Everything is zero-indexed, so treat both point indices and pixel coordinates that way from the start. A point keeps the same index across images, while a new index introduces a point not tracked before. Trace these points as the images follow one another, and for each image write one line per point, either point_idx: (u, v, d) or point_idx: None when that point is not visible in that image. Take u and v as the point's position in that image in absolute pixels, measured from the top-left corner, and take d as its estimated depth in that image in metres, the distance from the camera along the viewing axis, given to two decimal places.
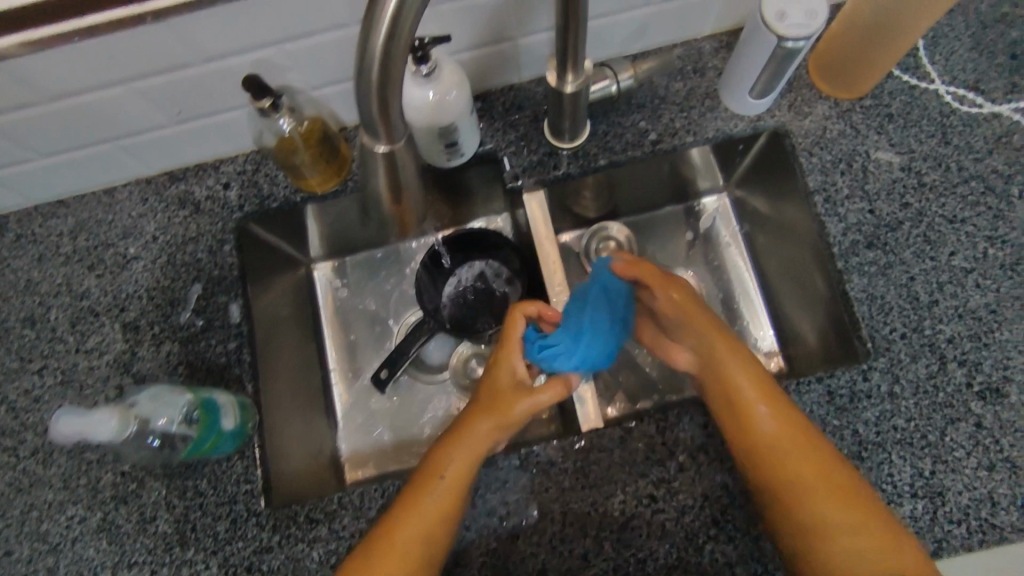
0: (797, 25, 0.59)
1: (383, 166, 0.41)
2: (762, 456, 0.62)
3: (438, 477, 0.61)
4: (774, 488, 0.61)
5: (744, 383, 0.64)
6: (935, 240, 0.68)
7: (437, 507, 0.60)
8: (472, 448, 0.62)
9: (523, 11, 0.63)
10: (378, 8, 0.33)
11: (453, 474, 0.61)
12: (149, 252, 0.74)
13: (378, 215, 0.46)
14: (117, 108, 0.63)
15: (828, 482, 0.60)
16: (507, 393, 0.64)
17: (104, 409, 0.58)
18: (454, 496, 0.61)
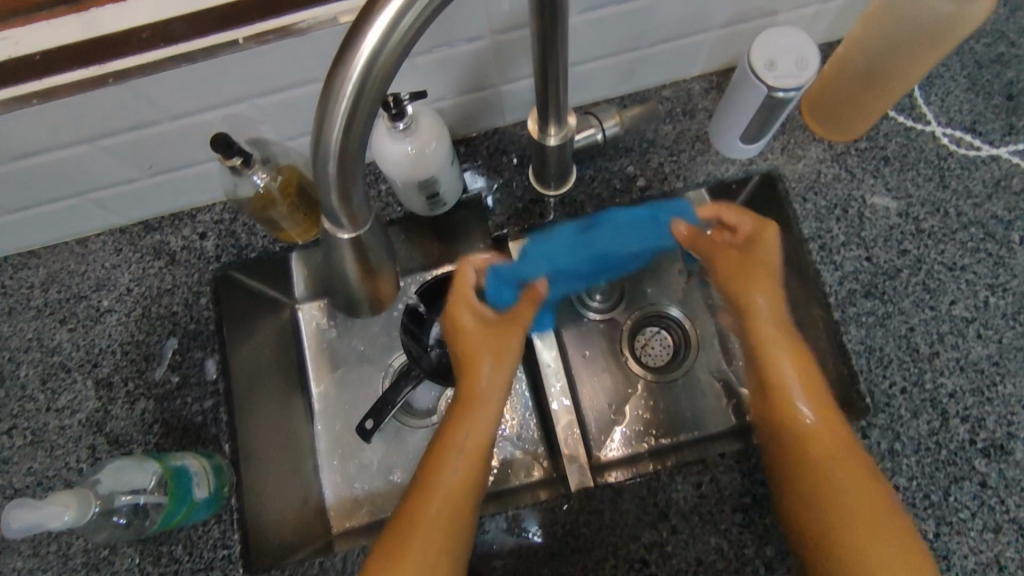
0: (787, 76, 0.57)
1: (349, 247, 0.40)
2: (806, 450, 0.57)
3: (442, 475, 0.55)
4: (806, 496, 0.56)
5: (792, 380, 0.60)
6: (934, 288, 0.65)
7: (449, 510, 0.54)
8: (473, 428, 0.57)
9: (504, 59, 0.61)
10: (331, 104, 0.32)
11: (459, 468, 0.55)
12: (123, 305, 0.71)
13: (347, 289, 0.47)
14: (86, 163, 0.61)
15: (859, 488, 0.55)
16: (489, 359, 0.58)
17: (62, 496, 0.53)
18: (464, 495, 0.55)
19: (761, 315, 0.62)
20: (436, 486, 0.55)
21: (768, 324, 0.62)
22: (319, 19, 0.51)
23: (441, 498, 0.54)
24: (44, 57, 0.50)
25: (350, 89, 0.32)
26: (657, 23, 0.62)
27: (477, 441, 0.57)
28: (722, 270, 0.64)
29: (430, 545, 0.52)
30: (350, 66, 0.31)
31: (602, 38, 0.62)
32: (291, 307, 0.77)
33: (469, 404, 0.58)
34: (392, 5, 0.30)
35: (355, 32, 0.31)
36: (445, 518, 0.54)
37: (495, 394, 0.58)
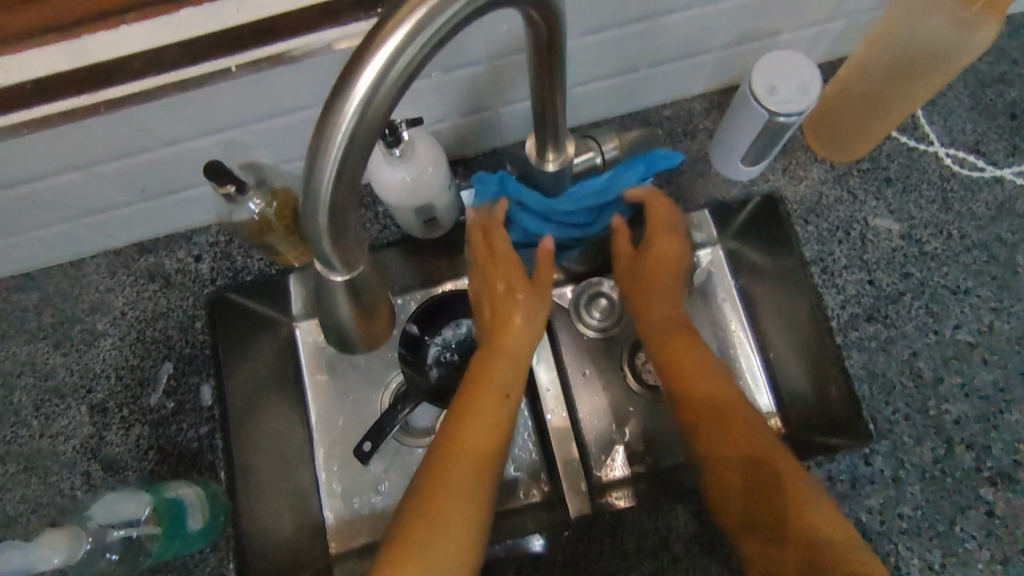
0: (788, 101, 0.56)
1: (344, 293, 0.39)
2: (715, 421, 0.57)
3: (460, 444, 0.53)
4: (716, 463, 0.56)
5: (693, 356, 0.60)
6: (938, 312, 0.65)
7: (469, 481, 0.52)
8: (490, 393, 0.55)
9: (502, 82, 0.61)
10: (321, 153, 0.31)
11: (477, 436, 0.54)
12: (118, 329, 0.71)
13: (337, 332, 0.44)
14: (79, 189, 0.61)
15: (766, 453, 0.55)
16: (513, 326, 0.57)
17: (49, 536, 0.53)
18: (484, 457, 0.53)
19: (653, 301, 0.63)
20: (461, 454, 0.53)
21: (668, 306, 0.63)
22: (311, 47, 0.51)
23: (464, 465, 0.52)
24: (33, 86, 0.49)
25: (341, 136, 0.31)
26: (657, 46, 0.61)
27: (501, 407, 0.55)
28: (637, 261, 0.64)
29: (456, 513, 0.50)
30: (340, 114, 0.30)
31: (601, 61, 0.61)
32: (288, 325, 0.73)
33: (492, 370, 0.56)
34: (383, 50, 0.30)
35: (344, 79, 0.30)
36: (469, 485, 0.52)
37: (517, 359, 0.57)
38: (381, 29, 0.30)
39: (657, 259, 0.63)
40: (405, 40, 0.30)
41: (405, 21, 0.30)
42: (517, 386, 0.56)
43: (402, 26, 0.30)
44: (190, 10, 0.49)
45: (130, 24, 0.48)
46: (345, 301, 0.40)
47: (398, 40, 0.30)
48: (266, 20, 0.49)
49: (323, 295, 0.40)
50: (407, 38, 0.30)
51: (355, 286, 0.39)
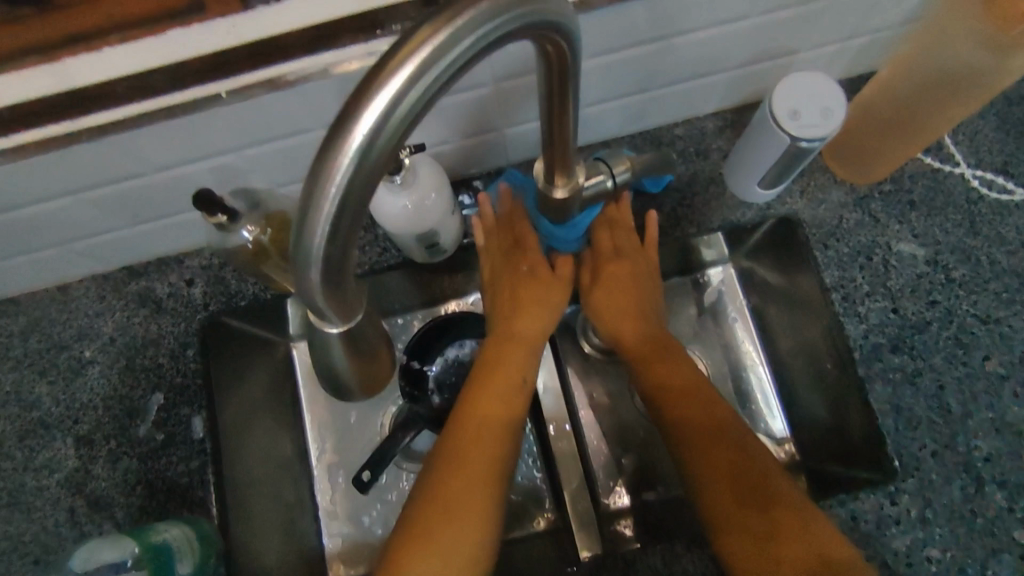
0: (811, 126, 0.54)
1: (339, 345, 0.35)
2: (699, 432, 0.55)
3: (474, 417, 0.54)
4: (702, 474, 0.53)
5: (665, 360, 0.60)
6: (967, 342, 0.61)
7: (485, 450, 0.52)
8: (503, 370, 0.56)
9: (509, 104, 0.58)
10: (314, 204, 0.28)
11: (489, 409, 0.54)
12: (106, 356, 0.68)
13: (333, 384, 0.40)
14: (65, 215, 0.58)
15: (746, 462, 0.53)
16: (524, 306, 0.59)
17: None
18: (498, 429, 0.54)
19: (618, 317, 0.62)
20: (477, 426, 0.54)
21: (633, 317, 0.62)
22: (306, 71, 0.48)
23: (480, 431, 0.53)
24: (12, 112, 0.46)
25: (337, 188, 0.28)
26: (672, 66, 0.58)
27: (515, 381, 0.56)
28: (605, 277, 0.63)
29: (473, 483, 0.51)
30: (335, 163, 0.28)
31: (613, 81, 0.58)
32: (285, 346, 0.72)
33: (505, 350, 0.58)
34: (384, 94, 0.27)
35: (341, 124, 0.28)
36: (486, 455, 0.52)
37: (528, 341, 0.59)
38: (381, 69, 0.28)
39: (625, 266, 0.62)
40: (408, 82, 0.27)
41: (408, 61, 0.27)
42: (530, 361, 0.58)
43: (406, 66, 0.27)
44: (176, 31, 0.45)
45: (113, 48, 0.45)
46: (342, 353, 0.36)
47: (401, 82, 0.27)
48: (260, 43, 0.46)
49: (317, 347, 0.36)
50: (411, 80, 0.28)
51: (352, 336, 0.35)
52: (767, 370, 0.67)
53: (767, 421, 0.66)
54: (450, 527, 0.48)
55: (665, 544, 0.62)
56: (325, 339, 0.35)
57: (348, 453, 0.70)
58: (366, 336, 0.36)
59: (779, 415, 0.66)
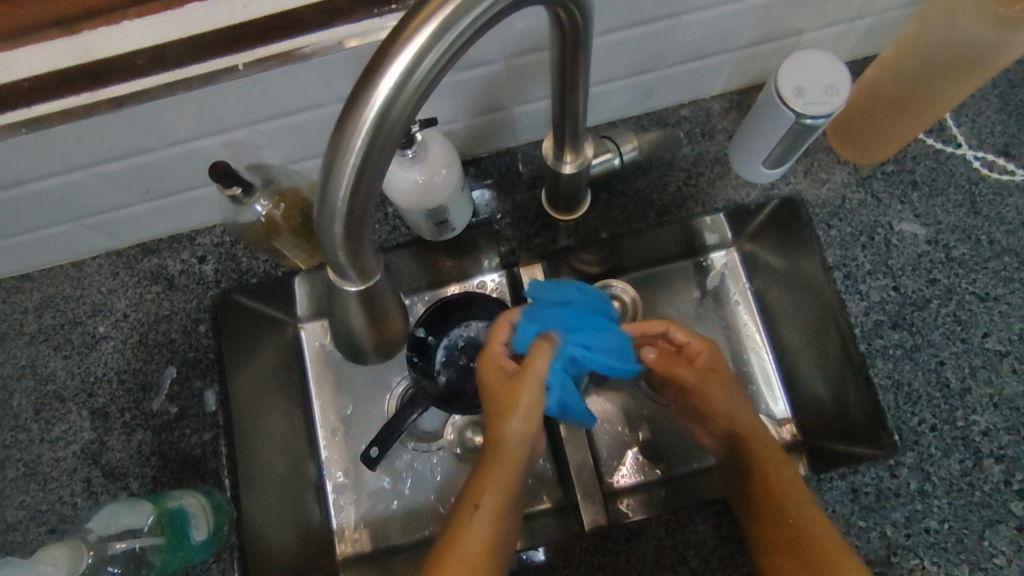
0: (816, 103, 0.55)
1: (357, 306, 0.37)
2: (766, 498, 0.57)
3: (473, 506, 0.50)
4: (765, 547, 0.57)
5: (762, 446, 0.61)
6: (966, 320, 0.63)
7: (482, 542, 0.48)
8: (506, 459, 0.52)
9: (518, 82, 0.59)
10: (338, 158, 0.29)
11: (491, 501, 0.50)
12: (120, 332, 0.69)
13: (349, 348, 0.41)
14: (81, 189, 0.59)
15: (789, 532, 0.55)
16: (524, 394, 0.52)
17: (48, 550, 0.52)
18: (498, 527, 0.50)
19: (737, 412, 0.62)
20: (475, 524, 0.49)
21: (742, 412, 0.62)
22: (321, 45, 0.49)
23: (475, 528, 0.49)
24: (33, 83, 0.48)
25: (360, 144, 0.29)
26: (679, 44, 0.59)
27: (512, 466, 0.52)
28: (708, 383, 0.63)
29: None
30: (359, 118, 0.29)
31: (621, 59, 0.59)
32: (294, 327, 0.73)
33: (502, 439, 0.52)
34: (407, 52, 0.28)
35: (365, 81, 0.29)
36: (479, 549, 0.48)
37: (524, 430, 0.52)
38: (404, 28, 0.29)
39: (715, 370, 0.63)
40: (431, 40, 0.29)
41: (429, 20, 0.28)
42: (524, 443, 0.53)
43: (428, 25, 0.28)
44: (193, 6, 0.47)
45: (132, 19, 0.47)
46: (359, 313, 0.37)
47: (424, 40, 0.28)
48: (274, 16, 0.47)
49: (335, 307, 0.37)
50: (433, 38, 0.29)
51: (371, 299, 0.37)
52: (771, 355, 0.69)
53: (769, 403, 0.67)
54: None
55: (670, 514, 0.61)
56: (343, 298, 0.36)
57: (357, 430, 0.72)
58: (383, 300, 0.38)
59: (782, 398, 0.67)
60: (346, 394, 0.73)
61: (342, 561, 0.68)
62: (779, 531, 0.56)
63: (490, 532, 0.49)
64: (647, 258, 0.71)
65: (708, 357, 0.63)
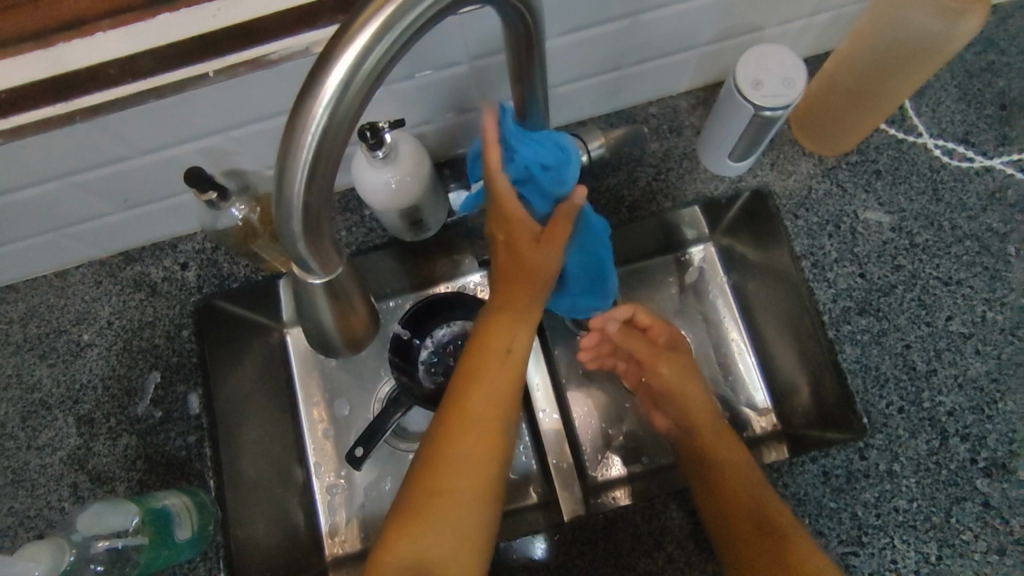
0: (774, 95, 0.56)
1: (325, 298, 0.37)
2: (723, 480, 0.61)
3: (494, 358, 0.54)
4: (730, 518, 0.59)
5: (711, 427, 0.65)
6: (930, 304, 0.64)
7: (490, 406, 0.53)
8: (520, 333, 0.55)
9: (485, 82, 0.60)
10: (291, 154, 0.31)
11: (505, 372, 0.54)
12: (104, 339, 0.70)
13: (322, 345, 0.42)
14: (62, 199, 0.61)
15: (754, 523, 0.58)
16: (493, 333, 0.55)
17: (32, 548, 0.54)
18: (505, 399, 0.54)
19: (697, 397, 0.66)
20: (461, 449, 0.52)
21: (698, 397, 0.66)
22: (289, 51, 0.50)
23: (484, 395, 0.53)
24: (13, 94, 0.49)
25: (311, 139, 0.30)
26: (642, 43, 0.60)
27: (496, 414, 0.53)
28: (666, 368, 0.67)
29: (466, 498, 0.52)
30: (309, 114, 0.30)
31: (586, 59, 0.61)
32: (280, 332, 0.75)
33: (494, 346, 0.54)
34: (352, 50, 0.30)
35: (313, 79, 0.30)
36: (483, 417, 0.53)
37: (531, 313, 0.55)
38: (350, 26, 0.30)
39: (675, 354, 0.68)
40: (374, 38, 0.30)
41: (372, 20, 0.30)
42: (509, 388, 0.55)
43: (371, 24, 0.30)
44: (165, 16, 0.49)
45: (106, 31, 0.49)
46: (326, 307, 0.38)
47: (366, 39, 0.30)
48: (245, 25, 0.49)
49: (303, 304, 0.38)
50: (376, 36, 0.30)
51: (337, 292, 0.38)
52: (752, 358, 0.71)
53: (750, 392, 0.70)
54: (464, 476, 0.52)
55: (647, 503, 0.62)
56: (310, 292, 0.37)
57: (341, 429, 0.73)
58: (349, 292, 0.38)
59: (761, 387, 0.70)
60: (338, 395, 0.74)
61: (330, 561, 0.69)
62: (750, 525, 0.58)
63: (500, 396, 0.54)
64: (622, 254, 0.73)
65: (668, 339, 0.68)
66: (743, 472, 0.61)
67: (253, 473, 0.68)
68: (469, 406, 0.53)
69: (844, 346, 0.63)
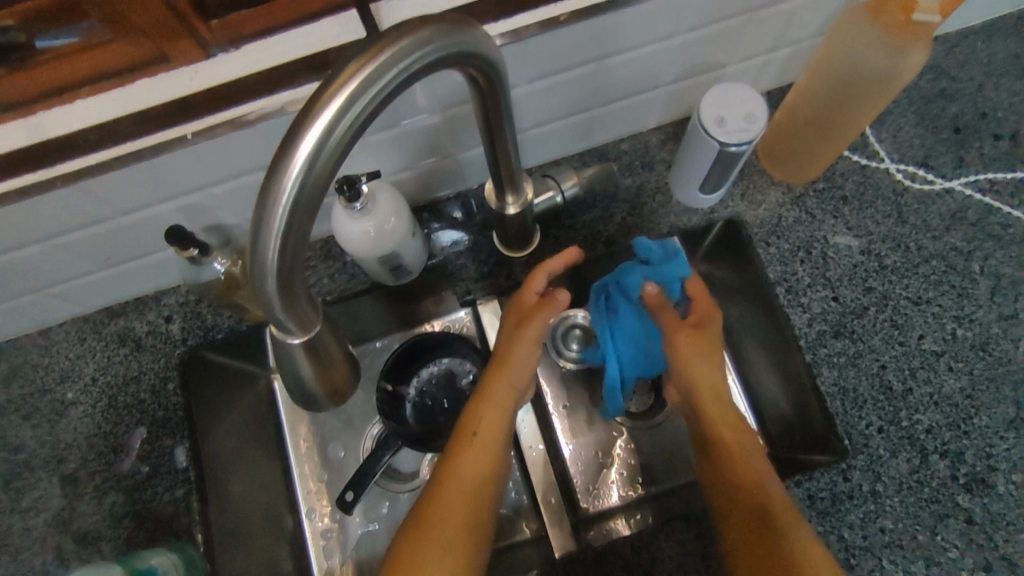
0: (736, 131, 0.59)
1: (305, 357, 0.38)
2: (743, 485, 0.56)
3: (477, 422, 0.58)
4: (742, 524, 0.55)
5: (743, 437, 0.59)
6: (902, 323, 0.66)
7: (473, 465, 0.56)
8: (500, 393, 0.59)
9: (459, 129, 0.62)
10: (264, 226, 0.32)
11: (487, 431, 0.57)
12: (89, 397, 0.70)
13: (306, 402, 0.41)
14: (46, 260, 0.62)
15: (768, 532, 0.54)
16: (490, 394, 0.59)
17: None
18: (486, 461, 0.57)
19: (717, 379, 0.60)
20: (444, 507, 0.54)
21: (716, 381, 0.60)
22: (264, 112, 0.52)
23: (473, 448, 0.57)
24: None
25: (282, 210, 0.31)
26: (608, 85, 0.63)
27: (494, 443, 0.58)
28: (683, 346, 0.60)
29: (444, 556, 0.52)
30: (280, 186, 0.31)
31: (555, 103, 0.63)
32: (266, 379, 0.72)
33: (481, 397, 0.59)
34: (319, 123, 0.31)
35: (283, 152, 0.31)
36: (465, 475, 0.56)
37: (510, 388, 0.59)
38: (317, 99, 0.32)
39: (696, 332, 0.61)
40: (340, 111, 0.31)
41: (337, 94, 0.31)
42: (504, 422, 0.58)
43: (337, 98, 0.31)
44: (143, 81, 0.50)
45: (85, 99, 0.50)
46: (306, 363, 0.38)
47: (333, 112, 0.31)
48: (220, 87, 0.50)
49: (281, 360, 0.38)
50: (343, 107, 0.31)
51: (318, 350, 0.38)
52: (736, 378, 0.66)
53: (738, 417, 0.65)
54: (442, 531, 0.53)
55: (636, 536, 0.65)
56: (289, 351, 0.37)
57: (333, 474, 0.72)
58: (328, 347, 0.38)
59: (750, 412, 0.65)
60: (330, 438, 0.71)
61: None
62: (756, 525, 0.54)
63: (481, 456, 0.57)
64: None
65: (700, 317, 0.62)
66: (762, 479, 0.57)
67: (243, 524, 0.68)
68: (468, 440, 0.57)
69: (820, 370, 0.65)
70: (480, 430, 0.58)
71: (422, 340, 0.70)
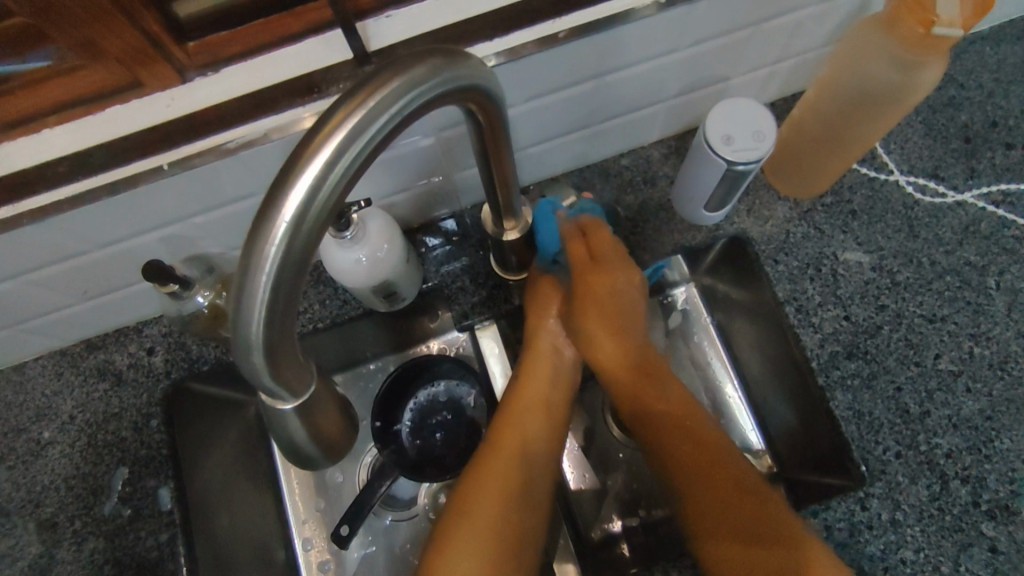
0: (744, 149, 0.56)
1: (302, 425, 0.34)
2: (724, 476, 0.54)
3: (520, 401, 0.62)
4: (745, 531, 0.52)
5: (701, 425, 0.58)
6: (918, 343, 0.63)
7: (517, 437, 0.60)
8: (541, 371, 0.63)
9: (455, 151, 0.59)
10: (248, 289, 0.29)
11: (533, 404, 0.62)
12: (66, 435, 0.66)
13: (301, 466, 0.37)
14: (16, 296, 0.58)
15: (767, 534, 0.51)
16: (534, 370, 0.63)
17: None
18: (528, 436, 0.60)
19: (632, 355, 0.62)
20: (487, 480, 0.57)
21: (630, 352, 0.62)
22: (246, 138, 0.48)
23: (517, 421, 0.61)
24: None
25: (267, 277, 0.28)
26: (608, 104, 0.60)
27: (540, 432, 0.61)
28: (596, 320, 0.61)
29: (488, 521, 0.55)
30: (264, 253, 0.28)
31: (553, 122, 0.60)
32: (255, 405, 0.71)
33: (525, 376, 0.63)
34: (304, 180, 0.28)
35: (266, 210, 0.28)
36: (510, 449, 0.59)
37: (552, 368, 0.64)
38: (304, 147, 0.29)
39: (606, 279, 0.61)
40: (328, 163, 0.29)
41: (325, 145, 0.29)
42: (547, 396, 0.63)
43: (325, 149, 0.29)
44: (118, 107, 0.47)
45: (53, 128, 0.47)
46: (300, 425, 0.34)
47: (322, 164, 0.29)
48: (197, 115, 0.47)
49: (269, 421, 0.34)
50: (333, 158, 0.29)
51: (313, 414, 0.34)
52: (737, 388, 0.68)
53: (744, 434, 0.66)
54: (485, 502, 0.56)
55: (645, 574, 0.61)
56: (280, 417, 0.33)
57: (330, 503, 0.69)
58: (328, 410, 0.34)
59: (756, 429, 0.66)
60: None
61: None
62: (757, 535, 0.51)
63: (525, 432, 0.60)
64: None
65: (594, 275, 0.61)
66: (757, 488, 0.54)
67: (231, 567, 0.64)
68: (513, 415, 0.61)
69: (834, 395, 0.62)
70: (525, 404, 0.62)
71: (418, 361, 0.67)
